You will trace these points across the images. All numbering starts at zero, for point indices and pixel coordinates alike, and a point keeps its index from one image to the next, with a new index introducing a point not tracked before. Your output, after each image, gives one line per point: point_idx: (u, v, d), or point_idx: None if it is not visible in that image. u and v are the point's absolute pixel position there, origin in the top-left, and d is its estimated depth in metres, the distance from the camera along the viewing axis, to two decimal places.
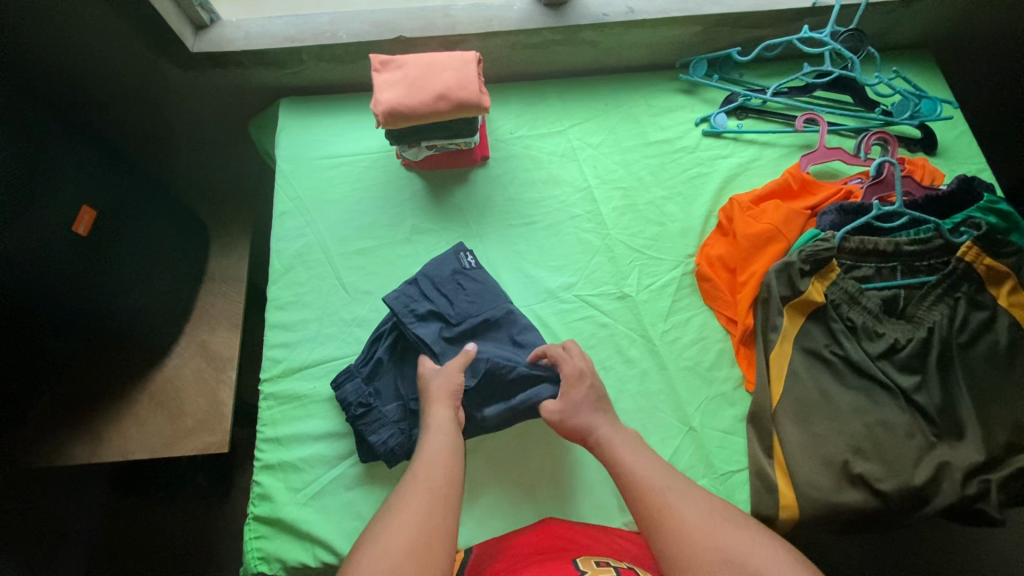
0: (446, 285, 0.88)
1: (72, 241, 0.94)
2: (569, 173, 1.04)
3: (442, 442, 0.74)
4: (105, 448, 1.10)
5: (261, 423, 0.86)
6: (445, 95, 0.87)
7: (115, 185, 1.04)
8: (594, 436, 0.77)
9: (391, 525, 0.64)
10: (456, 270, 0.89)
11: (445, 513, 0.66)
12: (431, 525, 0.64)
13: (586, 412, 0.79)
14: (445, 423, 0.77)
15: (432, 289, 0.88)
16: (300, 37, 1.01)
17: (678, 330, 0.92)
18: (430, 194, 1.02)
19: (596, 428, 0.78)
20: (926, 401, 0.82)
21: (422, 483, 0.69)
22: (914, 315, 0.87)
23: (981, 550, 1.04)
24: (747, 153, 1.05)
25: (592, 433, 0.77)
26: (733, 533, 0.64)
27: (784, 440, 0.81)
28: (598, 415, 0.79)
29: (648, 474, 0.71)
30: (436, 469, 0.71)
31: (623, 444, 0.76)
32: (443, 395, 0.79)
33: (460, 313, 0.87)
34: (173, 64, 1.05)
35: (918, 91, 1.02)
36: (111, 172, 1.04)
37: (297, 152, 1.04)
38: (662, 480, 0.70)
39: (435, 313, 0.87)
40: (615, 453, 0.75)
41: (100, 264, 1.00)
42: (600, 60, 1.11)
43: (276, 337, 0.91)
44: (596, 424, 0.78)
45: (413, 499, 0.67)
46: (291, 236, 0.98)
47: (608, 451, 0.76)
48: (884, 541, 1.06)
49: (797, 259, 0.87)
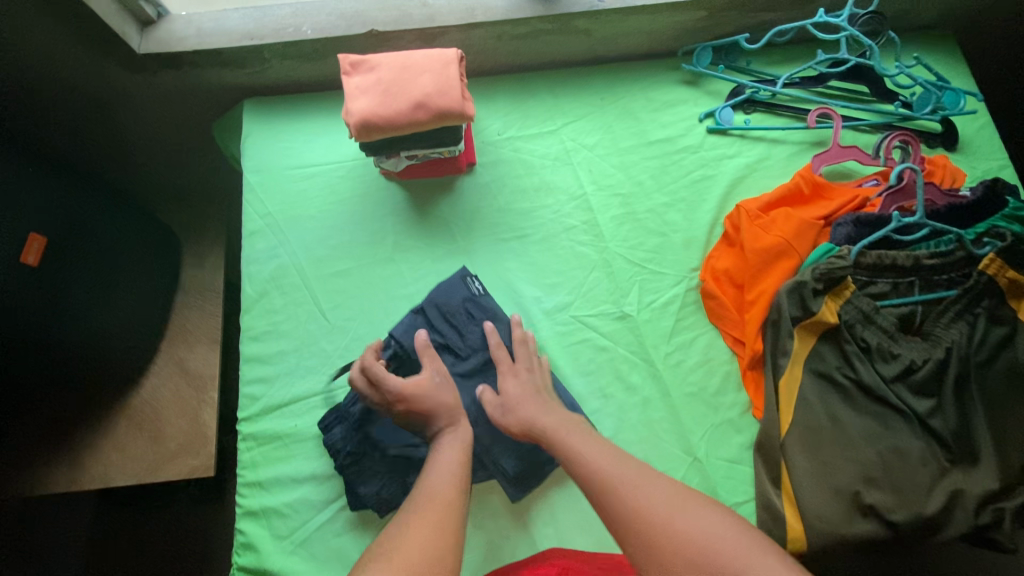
0: (456, 315, 0.84)
1: (20, 276, 0.86)
2: (563, 178, 0.96)
3: (448, 464, 0.70)
4: (83, 477, 1.07)
5: (241, 465, 0.81)
6: (423, 104, 0.77)
7: (67, 202, 0.95)
8: (538, 426, 0.75)
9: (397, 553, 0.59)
10: (466, 298, 0.85)
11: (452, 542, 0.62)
12: (433, 549, 0.60)
13: (530, 403, 0.77)
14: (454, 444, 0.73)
15: (440, 320, 0.84)
16: (259, 33, 0.89)
17: (681, 352, 0.87)
18: (412, 207, 0.94)
19: (539, 419, 0.75)
20: (941, 425, 0.79)
21: (430, 509, 0.64)
22: (931, 333, 0.82)
23: None
24: (754, 153, 0.97)
25: (536, 424, 0.75)
26: (691, 523, 0.60)
27: (792, 469, 0.78)
28: (533, 402, 0.77)
29: (606, 463, 0.68)
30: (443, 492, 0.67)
31: (579, 435, 0.73)
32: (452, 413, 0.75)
33: (470, 346, 0.84)
34: (118, 68, 0.93)
35: (941, 81, 0.93)
36: (61, 188, 0.94)
37: (265, 162, 0.95)
38: (628, 476, 0.66)
39: (444, 346, 0.84)
40: (567, 450, 0.71)
41: (55, 293, 0.91)
42: (595, 49, 1.01)
43: (253, 372, 0.85)
44: (538, 415, 0.76)
45: (420, 527, 0.62)
46: (263, 257, 0.91)
47: (562, 446, 0.72)
48: None
49: (810, 278, 0.80)
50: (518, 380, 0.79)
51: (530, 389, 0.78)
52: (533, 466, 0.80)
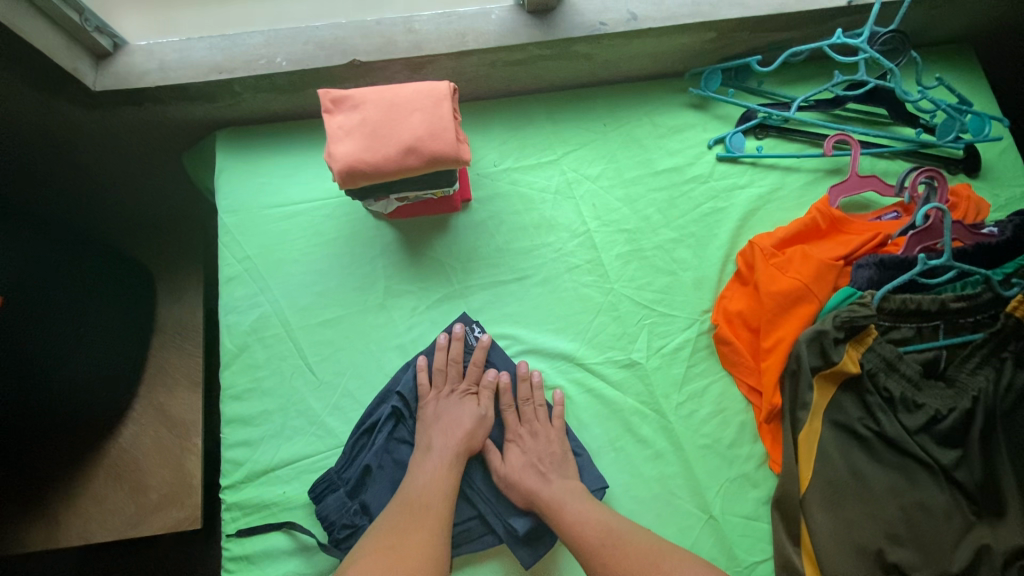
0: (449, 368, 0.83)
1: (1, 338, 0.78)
2: (565, 214, 0.90)
3: (438, 470, 0.74)
4: (62, 532, 0.97)
5: (225, 538, 0.76)
6: (415, 148, 0.70)
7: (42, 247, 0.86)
8: (539, 498, 0.73)
9: (371, 547, 0.64)
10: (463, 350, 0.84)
11: (432, 538, 0.66)
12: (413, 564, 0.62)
13: (531, 473, 0.76)
14: (446, 452, 0.75)
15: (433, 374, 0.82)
16: (229, 65, 0.82)
17: (694, 402, 0.82)
18: (404, 248, 0.88)
19: (541, 490, 0.74)
20: (967, 478, 0.75)
21: (414, 505, 0.69)
22: (956, 379, 0.77)
23: None
24: (767, 182, 0.91)
25: (536, 497, 0.74)
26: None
27: (813, 529, 0.74)
28: (533, 474, 0.76)
29: (596, 528, 0.68)
30: (428, 491, 0.71)
31: (575, 501, 0.72)
32: (446, 431, 0.77)
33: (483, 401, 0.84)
34: (74, 105, 0.84)
35: (965, 104, 0.88)
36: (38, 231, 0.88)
37: (242, 202, 0.88)
38: (610, 535, 0.67)
39: None
40: (561, 515, 0.71)
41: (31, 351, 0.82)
42: (596, 72, 0.94)
43: (235, 435, 0.79)
44: (538, 488, 0.74)
45: (400, 522, 0.67)
46: (243, 307, 0.84)
47: (557, 512, 0.71)
48: None
49: (830, 327, 0.75)
50: (523, 448, 0.79)
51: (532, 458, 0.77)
52: (534, 538, 0.75)
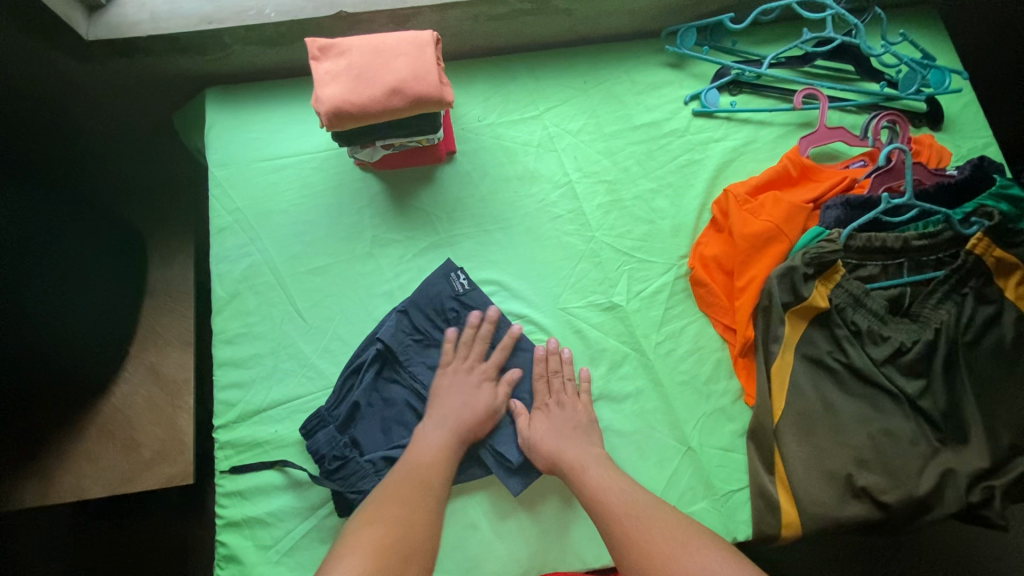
0: (438, 308, 0.85)
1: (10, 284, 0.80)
2: (548, 166, 0.93)
3: (439, 444, 0.75)
4: (54, 488, 0.97)
5: (219, 475, 0.78)
6: (399, 90, 0.73)
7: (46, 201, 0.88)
8: (564, 460, 0.74)
9: (373, 515, 0.66)
10: (451, 296, 0.85)
11: (431, 512, 0.68)
12: (414, 536, 0.65)
13: (554, 437, 0.76)
14: (455, 423, 0.77)
15: (424, 319, 0.84)
16: (219, 16, 0.85)
17: (671, 341, 0.85)
18: (391, 199, 0.90)
19: (566, 451, 0.74)
20: (931, 406, 0.78)
21: (416, 476, 0.71)
22: (920, 315, 0.81)
23: (976, 548, 1.02)
24: (741, 135, 0.94)
25: (562, 458, 0.74)
26: (691, 556, 0.61)
27: (787, 455, 0.77)
28: (557, 437, 0.76)
29: (620, 496, 0.69)
30: (428, 462, 0.73)
31: (598, 472, 0.72)
32: (459, 407, 0.78)
33: None
34: (66, 54, 0.87)
35: (926, 58, 0.92)
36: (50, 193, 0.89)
37: (232, 154, 0.90)
38: (633, 509, 0.67)
39: (432, 343, 0.85)
40: (584, 481, 0.72)
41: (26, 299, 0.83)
42: (575, 29, 0.98)
43: (227, 377, 0.81)
44: (561, 448, 0.75)
45: (403, 492, 0.69)
46: (233, 255, 0.86)
47: (580, 476, 0.72)
48: (889, 546, 1.03)
49: (800, 262, 0.80)
50: (550, 416, 0.79)
51: (559, 426, 0.77)
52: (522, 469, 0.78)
